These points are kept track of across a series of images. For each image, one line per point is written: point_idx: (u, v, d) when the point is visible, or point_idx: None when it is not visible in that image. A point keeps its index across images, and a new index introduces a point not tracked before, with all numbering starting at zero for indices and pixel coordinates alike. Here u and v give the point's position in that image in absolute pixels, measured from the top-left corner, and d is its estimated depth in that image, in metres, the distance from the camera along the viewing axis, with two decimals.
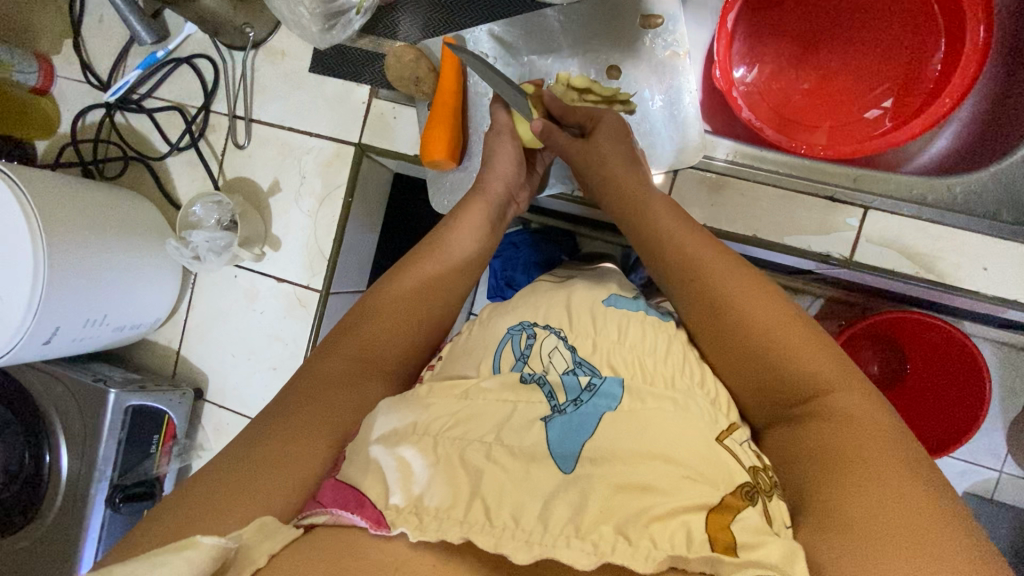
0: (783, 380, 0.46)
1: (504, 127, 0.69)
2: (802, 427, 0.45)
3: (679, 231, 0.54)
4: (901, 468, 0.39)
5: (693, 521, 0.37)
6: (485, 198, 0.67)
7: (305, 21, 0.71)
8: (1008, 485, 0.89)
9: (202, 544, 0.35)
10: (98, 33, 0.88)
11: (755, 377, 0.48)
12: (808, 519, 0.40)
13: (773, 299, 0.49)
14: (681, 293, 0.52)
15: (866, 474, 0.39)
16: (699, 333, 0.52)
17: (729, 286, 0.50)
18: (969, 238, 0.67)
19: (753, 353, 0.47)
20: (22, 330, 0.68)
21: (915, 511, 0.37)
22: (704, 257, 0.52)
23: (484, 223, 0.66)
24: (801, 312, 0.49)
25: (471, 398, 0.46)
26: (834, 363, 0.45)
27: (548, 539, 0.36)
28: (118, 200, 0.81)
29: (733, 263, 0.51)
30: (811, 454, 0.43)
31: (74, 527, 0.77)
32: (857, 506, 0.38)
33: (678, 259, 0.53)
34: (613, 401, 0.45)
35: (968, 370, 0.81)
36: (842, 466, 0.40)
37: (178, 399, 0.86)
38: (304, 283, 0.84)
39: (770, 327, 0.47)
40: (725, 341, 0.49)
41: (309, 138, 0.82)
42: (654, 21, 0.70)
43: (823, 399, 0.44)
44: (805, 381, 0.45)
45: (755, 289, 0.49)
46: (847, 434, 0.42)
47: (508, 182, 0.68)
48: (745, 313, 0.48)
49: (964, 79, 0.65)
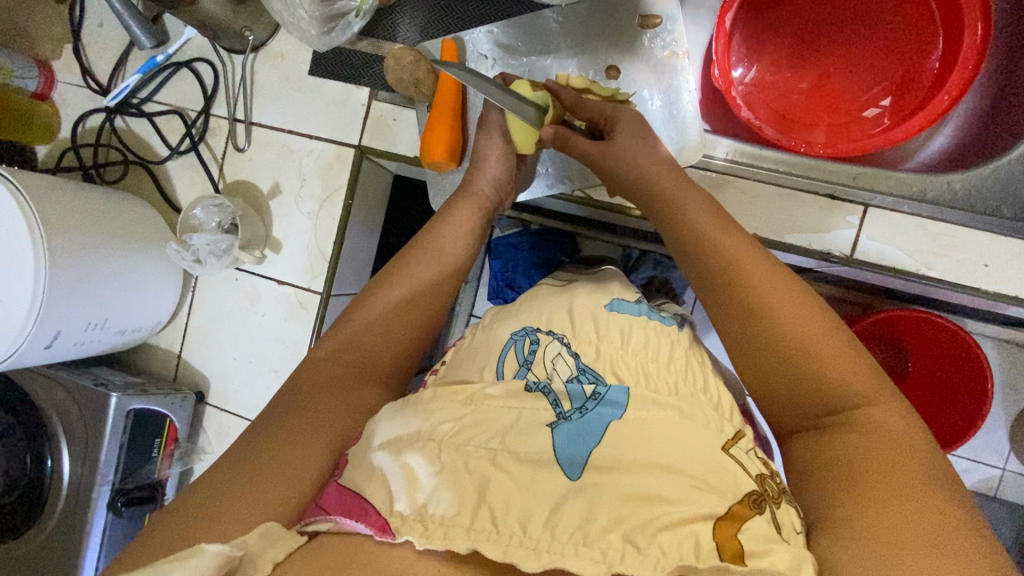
0: (816, 394, 0.45)
1: (495, 128, 0.69)
2: (829, 437, 0.44)
3: (719, 232, 0.53)
4: (928, 485, 0.39)
5: (701, 529, 0.37)
6: (474, 201, 0.68)
7: (304, 24, 0.71)
8: (1010, 482, 0.89)
9: (206, 553, 0.35)
10: (97, 38, 0.88)
11: (786, 384, 0.47)
12: (826, 527, 0.41)
13: (814, 309, 0.48)
14: (717, 300, 0.51)
15: (890, 488, 0.39)
16: (727, 337, 0.51)
17: (769, 293, 0.49)
18: (970, 235, 0.67)
19: (787, 363, 0.46)
20: (23, 335, 0.68)
21: (938, 528, 0.37)
22: (743, 261, 0.51)
23: (472, 225, 0.67)
24: (840, 324, 0.48)
25: (475, 404, 0.46)
26: (869, 379, 0.45)
27: (557, 547, 0.36)
28: (119, 204, 0.81)
29: (775, 271, 0.50)
30: (835, 464, 0.43)
31: (77, 533, 0.77)
32: (881, 519, 0.38)
33: (714, 261, 0.52)
34: (617, 409, 0.45)
35: (971, 370, 0.81)
36: (865, 478, 0.41)
37: (180, 402, 0.86)
38: (305, 286, 0.84)
39: (810, 336, 0.46)
40: (760, 348, 0.48)
41: (309, 140, 0.82)
42: (652, 21, 0.70)
43: (858, 413, 0.44)
44: (838, 395, 0.44)
45: (794, 296, 0.48)
46: (876, 448, 0.42)
47: (493, 180, 0.70)
48: (784, 322, 0.47)
49: (962, 77, 0.65)
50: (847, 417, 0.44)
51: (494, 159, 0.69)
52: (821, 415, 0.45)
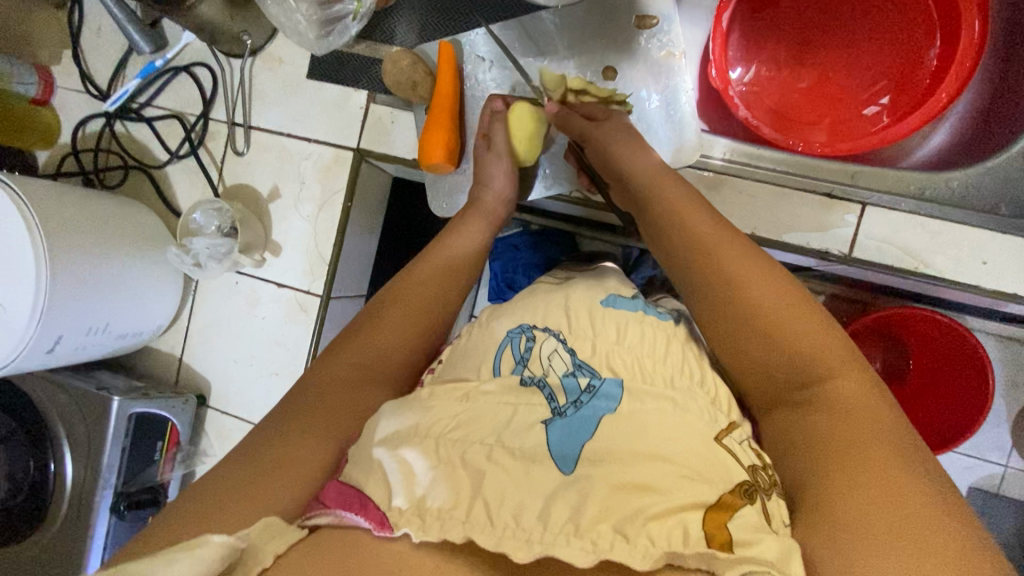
0: (786, 372, 0.46)
1: (502, 149, 0.70)
2: (802, 415, 0.45)
3: (690, 215, 0.55)
4: (898, 464, 0.39)
5: (690, 519, 0.37)
6: (482, 216, 0.69)
7: (302, 27, 0.72)
8: (1013, 479, 0.89)
9: (209, 544, 0.36)
10: (96, 44, 0.89)
11: (760, 364, 0.47)
12: (801, 510, 0.41)
13: (782, 287, 0.49)
14: (689, 282, 0.52)
15: (862, 468, 0.40)
16: (701, 318, 0.52)
17: (736, 272, 0.50)
18: (969, 233, 0.67)
19: (756, 342, 0.47)
20: (25, 339, 0.68)
21: (907, 508, 0.37)
22: (716, 246, 0.52)
23: (481, 239, 0.68)
24: (809, 301, 0.49)
25: (471, 401, 0.46)
26: (838, 356, 0.45)
27: (548, 537, 0.36)
28: (118, 208, 0.81)
29: (743, 250, 0.51)
30: (807, 443, 0.43)
31: (80, 537, 0.77)
32: (851, 500, 0.38)
33: (688, 249, 0.53)
34: (612, 402, 0.45)
35: (974, 367, 0.81)
36: (835, 455, 0.41)
37: (181, 406, 0.87)
38: (306, 289, 0.84)
39: (778, 313, 0.47)
40: (731, 328, 0.49)
41: (308, 143, 0.83)
42: (649, 22, 0.71)
43: (826, 387, 0.44)
44: (806, 372, 0.45)
45: (765, 278, 0.49)
46: (846, 426, 0.42)
47: (501, 195, 0.70)
48: (751, 300, 0.48)
49: (960, 74, 0.65)
50: (816, 394, 0.44)
51: (500, 177, 0.70)
52: (793, 393, 0.46)
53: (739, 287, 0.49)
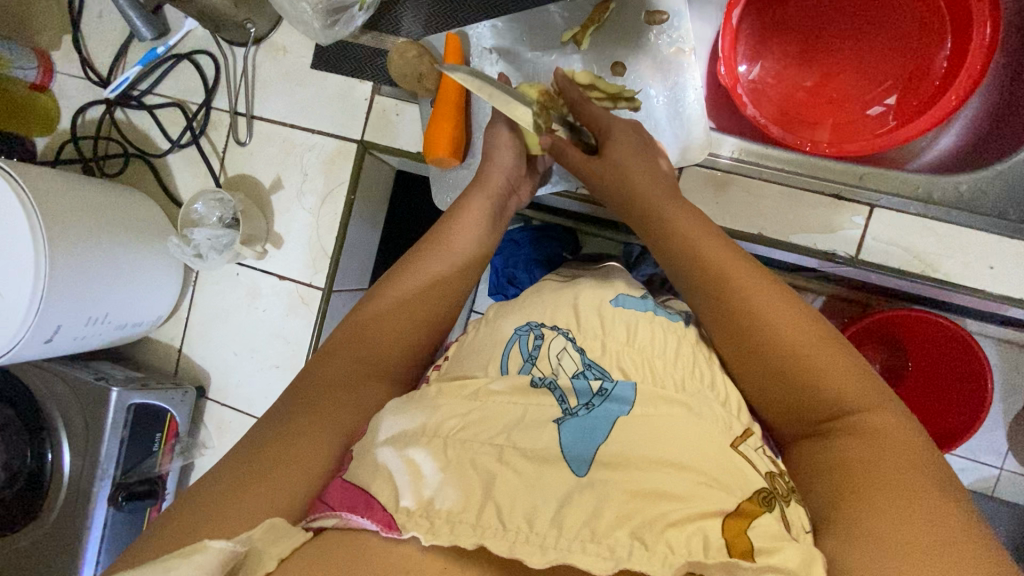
0: (811, 397, 0.46)
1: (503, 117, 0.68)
2: (829, 441, 0.45)
3: (696, 230, 0.53)
4: (929, 486, 0.40)
5: (709, 526, 0.37)
6: (486, 191, 0.66)
7: (308, 17, 0.71)
8: (1007, 481, 0.90)
9: (210, 549, 0.37)
10: (95, 28, 0.88)
11: (783, 390, 0.47)
12: (827, 529, 0.41)
13: (800, 313, 0.48)
14: (705, 305, 0.51)
15: (892, 492, 0.40)
16: (720, 343, 0.51)
17: (756, 295, 0.49)
18: (974, 237, 0.67)
19: (780, 368, 0.47)
20: (23, 329, 0.68)
21: (939, 528, 0.38)
22: (730, 265, 0.50)
23: (483, 217, 0.65)
24: (827, 325, 0.48)
25: (480, 399, 0.46)
26: (862, 380, 0.45)
27: (563, 544, 0.37)
28: (117, 195, 0.80)
29: (758, 273, 0.50)
30: (836, 467, 0.43)
31: (77, 527, 0.77)
32: (884, 519, 0.39)
33: (698, 265, 0.52)
34: (625, 405, 0.45)
35: (967, 368, 0.82)
36: (864, 479, 0.41)
37: (181, 398, 0.85)
38: (307, 282, 0.84)
39: (799, 339, 0.47)
40: (755, 354, 0.48)
41: (311, 135, 0.82)
42: (659, 18, 0.70)
43: (851, 415, 0.44)
44: (831, 401, 0.45)
45: (783, 301, 0.48)
46: (874, 450, 0.42)
47: (508, 175, 0.68)
48: (771, 326, 0.47)
49: (971, 78, 0.64)
50: (844, 421, 0.44)
51: (505, 149, 0.68)
52: (818, 419, 0.46)
53: (762, 306, 0.48)
